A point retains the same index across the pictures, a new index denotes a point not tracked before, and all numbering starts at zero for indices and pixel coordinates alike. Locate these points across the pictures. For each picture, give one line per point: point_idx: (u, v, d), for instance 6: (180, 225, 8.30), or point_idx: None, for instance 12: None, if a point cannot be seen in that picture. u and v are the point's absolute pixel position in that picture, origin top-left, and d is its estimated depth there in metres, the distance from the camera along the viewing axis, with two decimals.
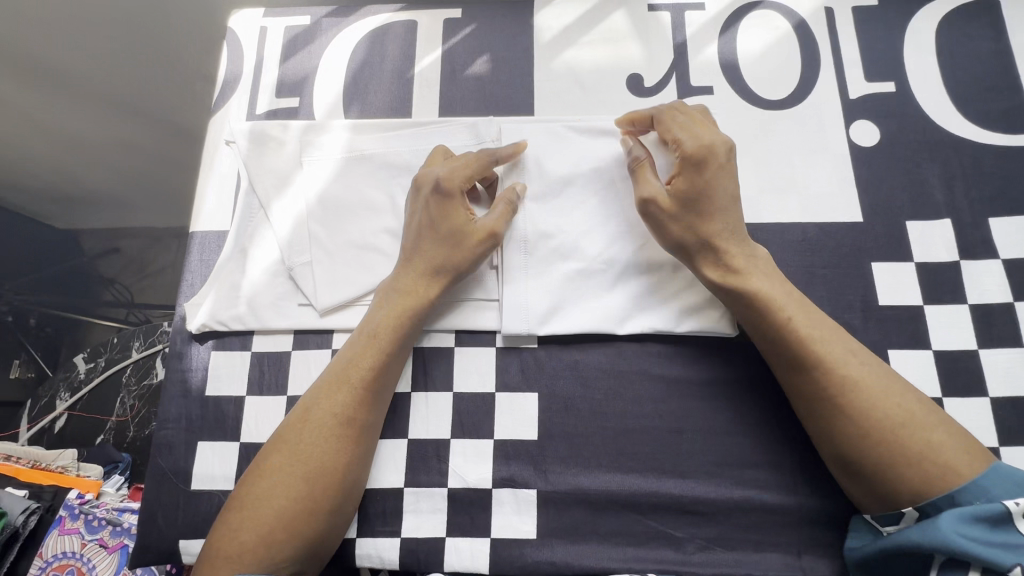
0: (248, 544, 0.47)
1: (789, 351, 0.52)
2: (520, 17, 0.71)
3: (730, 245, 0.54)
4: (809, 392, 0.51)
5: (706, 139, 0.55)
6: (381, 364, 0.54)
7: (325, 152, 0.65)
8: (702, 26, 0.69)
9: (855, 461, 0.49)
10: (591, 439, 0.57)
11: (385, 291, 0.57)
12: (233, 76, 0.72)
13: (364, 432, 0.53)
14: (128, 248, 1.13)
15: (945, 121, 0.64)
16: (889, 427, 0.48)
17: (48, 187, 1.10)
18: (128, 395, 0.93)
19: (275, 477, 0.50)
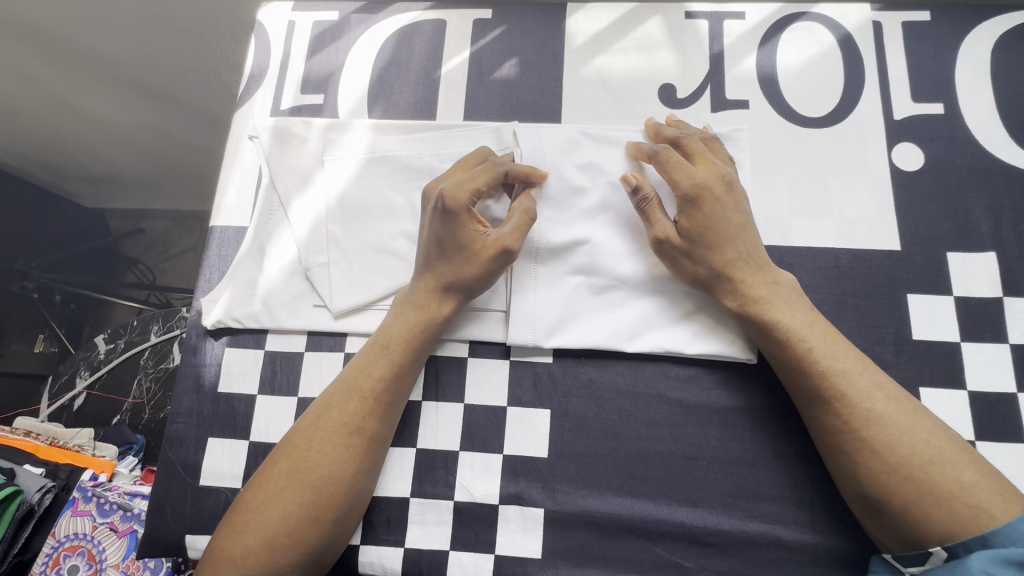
0: (254, 547, 0.47)
1: (812, 382, 0.50)
2: (552, 20, 0.69)
3: (745, 275, 0.53)
4: (829, 425, 0.49)
5: (697, 175, 0.54)
6: (394, 375, 0.54)
7: (347, 152, 0.64)
8: (740, 37, 0.67)
9: (879, 499, 0.46)
10: (602, 460, 0.56)
11: (400, 302, 0.57)
12: (259, 70, 0.71)
13: (374, 443, 0.52)
14: (153, 229, 1.19)
15: (996, 148, 0.61)
16: (916, 463, 0.46)
17: (77, 165, 1.12)
18: (145, 378, 0.94)
19: (282, 480, 0.50)
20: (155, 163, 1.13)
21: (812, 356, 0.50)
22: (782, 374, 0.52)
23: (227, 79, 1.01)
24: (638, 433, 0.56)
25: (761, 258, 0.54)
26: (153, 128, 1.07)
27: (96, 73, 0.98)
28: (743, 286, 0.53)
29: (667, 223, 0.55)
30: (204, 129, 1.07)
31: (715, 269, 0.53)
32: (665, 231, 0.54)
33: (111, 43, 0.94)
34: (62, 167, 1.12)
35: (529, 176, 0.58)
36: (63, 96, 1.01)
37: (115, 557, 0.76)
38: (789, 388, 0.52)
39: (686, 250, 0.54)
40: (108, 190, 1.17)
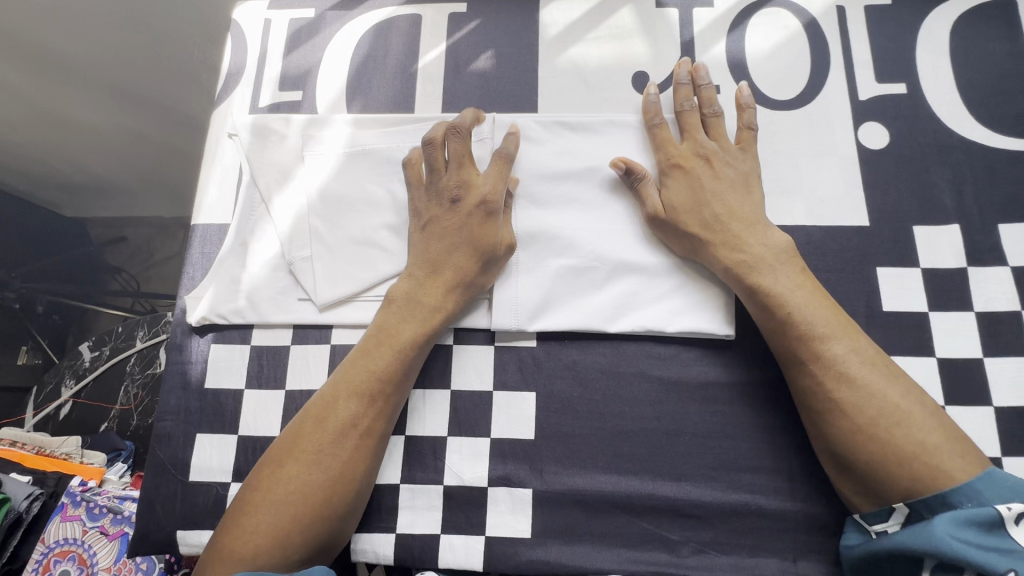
0: (265, 545, 0.47)
1: (790, 342, 0.52)
2: (526, 12, 0.70)
3: (723, 241, 0.55)
4: (805, 385, 0.51)
5: (675, 152, 0.58)
6: (406, 373, 0.55)
7: (326, 147, 0.65)
8: (710, 24, 0.68)
9: (847, 457, 0.49)
10: (588, 440, 0.57)
11: (408, 299, 0.56)
12: (237, 68, 0.71)
13: (380, 440, 0.54)
14: (134, 238, 1.21)
15: (957, 124, 0.63)
16: (883, 425, 0.47)
17: (60, 174, 1.11)
18: (132, 384, 0.94)
19: (277, 475, 0.50)
20: (138, 170, 1.14)
21: (790, 321, 0.52)
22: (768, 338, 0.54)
23: (207, 82, 1.01)
24: (621, 411, 0.57)
25: (744, 222, 0.55)
26: (134, 132, 1.07)
27: (78, 75, 0.96)
28: (727, 251, 0.54)
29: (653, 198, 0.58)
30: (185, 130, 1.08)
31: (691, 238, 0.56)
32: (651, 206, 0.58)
33: (91, 44, 0.93)
34: (42, 177, 1.10)
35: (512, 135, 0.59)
36: (40, 102, 0.98)
37: (106, 561, 0.75)
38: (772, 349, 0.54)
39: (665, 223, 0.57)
40: (90, 199, 1.18)
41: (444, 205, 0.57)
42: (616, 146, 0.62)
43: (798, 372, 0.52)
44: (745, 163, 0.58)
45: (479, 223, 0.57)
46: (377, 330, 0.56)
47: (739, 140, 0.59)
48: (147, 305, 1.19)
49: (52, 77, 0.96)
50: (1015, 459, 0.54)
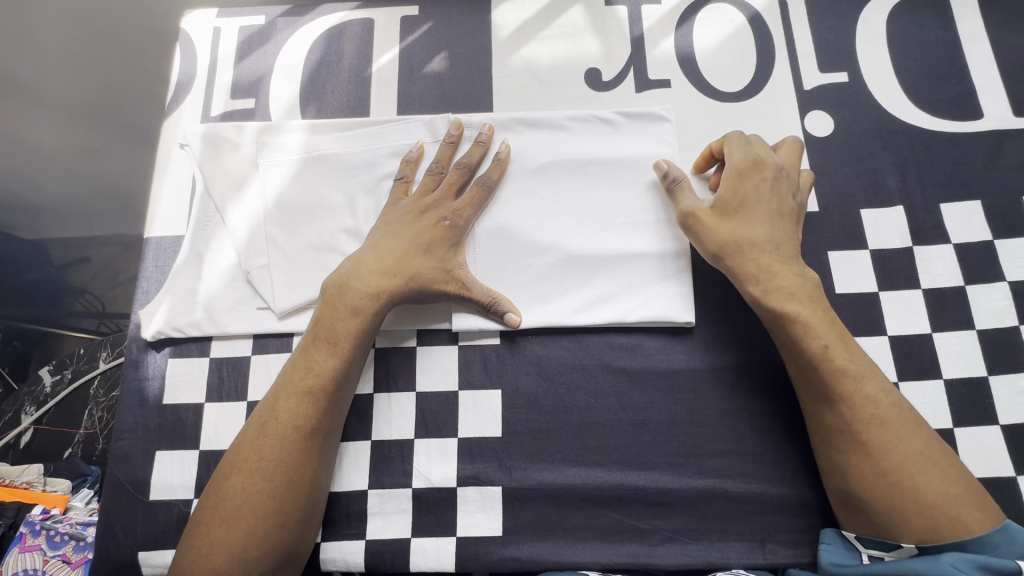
0: (221, 565, 0.47)
1: (821, 380, 0.50)
2: (478, 13, 0.71)
3: (746, 276, 0.54)
4: (832, 424, 0.50)
5: (743, 163, 0.56)
6: (343, 369, 0.54)
7: (282, 154, 0.64)
8: (658, 20, 0.70)
9: (863, 500, 0.48)
10: (556, 435, 0.57)
11: (344, 295, 0.55)
12: (186, 77, 0.70)
13: (327, 438, 0.53)
14: (99, 257, 1.06)
15: (897, 109, 0.65)
16: (908, 470, 0.47)
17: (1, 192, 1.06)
18: (98, 407, 0.92)
19: (225, 493, 0.50)
20: (79, 187, 1.07)
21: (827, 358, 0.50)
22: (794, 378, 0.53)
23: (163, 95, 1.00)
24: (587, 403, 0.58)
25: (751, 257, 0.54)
26: (85, 147, 1.06)
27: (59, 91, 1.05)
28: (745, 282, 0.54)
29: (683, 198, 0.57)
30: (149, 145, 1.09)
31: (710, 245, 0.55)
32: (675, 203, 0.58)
33: (82, 64, 1.05)
34: None
35: (504, 153, 0.61)
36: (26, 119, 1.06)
37: None
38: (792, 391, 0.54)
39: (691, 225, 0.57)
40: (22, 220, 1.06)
41: (416, 209, 0.59)
42: (571, 142, 0.63)
43: (823, 402, 0.51)
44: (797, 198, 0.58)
45: (433, 233, 0.57)
46: (314, 328, 0.55)
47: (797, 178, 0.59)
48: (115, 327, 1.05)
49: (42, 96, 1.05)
50: (965, 428, 0.56)
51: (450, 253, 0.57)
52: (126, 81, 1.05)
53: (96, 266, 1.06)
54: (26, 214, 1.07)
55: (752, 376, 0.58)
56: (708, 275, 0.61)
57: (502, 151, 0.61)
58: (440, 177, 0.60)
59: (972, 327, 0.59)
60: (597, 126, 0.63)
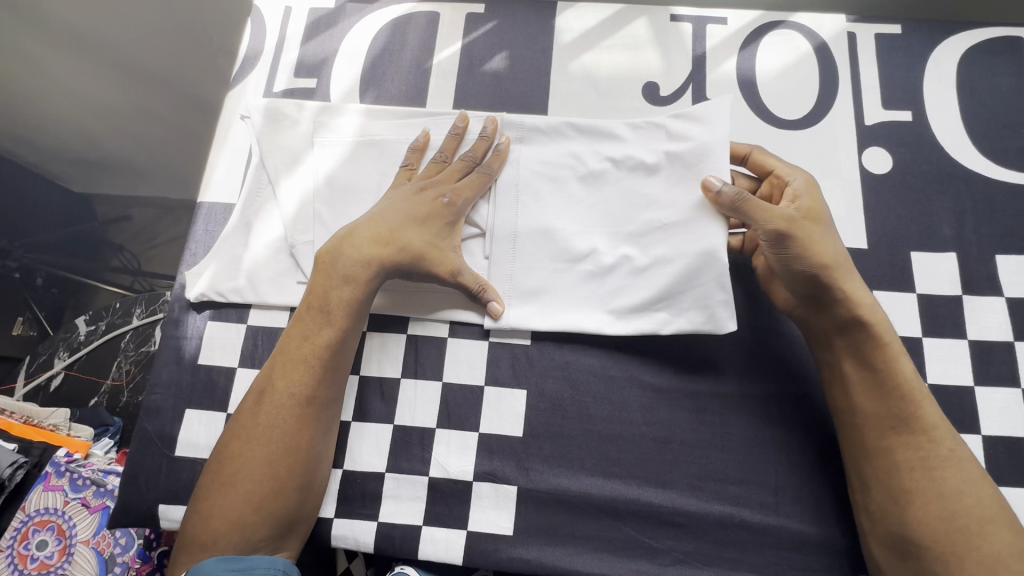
0: (221, 529, 0.50)
1: (902, 408, 0.50)
2: (543, 17, 0.71)
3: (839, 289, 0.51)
4: (906, 458, 0.49)
5: (801, 183, 0.57)
6: (337, 339, 0.54)
7: (337, 135, 0.66)
8: (723, 40, 0.69)
9: (923, 542, 0.47)
10: (575, 441, 0.57)
11: (335, 266, 0.56)
12: (254, 52, 0.72)
13: (324, 407, 0.54)
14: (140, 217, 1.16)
15: (959, 154, 0.64)
16: (977, 517, 0.47)
17: (63, 148, 1.13)
18: (126, 360, 1.02)
19: (227, 460, 0.52)
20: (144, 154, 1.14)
21: (909, 388, 0.50)
22: (863, 407, 0.51)
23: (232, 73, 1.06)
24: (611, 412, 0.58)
25: (841, 270, 0.52)
26: (145, 109, 1.12)
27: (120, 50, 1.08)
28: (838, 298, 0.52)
29: (764, 207, 0.53)
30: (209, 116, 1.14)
31: (810, 251, 0.52)
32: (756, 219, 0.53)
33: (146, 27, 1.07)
34: (46, 148, 1.13)
35: (505, 145, 0.62)
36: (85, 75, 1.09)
37: (85, 533, 0.73)
38: (848, 423, 0.52)
39: (786, 236, 0.52)
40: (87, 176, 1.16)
41: (416, 187, 0.59)
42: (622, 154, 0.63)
43: (899, 433, 0.49)
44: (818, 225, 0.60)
45: (428, 210, 0.58)
46: (312, 298, 0.56)
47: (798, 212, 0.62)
48: (147, 284, 1.14)
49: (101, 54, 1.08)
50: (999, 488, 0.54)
51: (444, 232, 0.58)
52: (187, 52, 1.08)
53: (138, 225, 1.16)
54: (90, 171, 1.15)
55: (780, 406, 0.57)
56: (745, 300, 0.61)
57: (502, 142, 0.62)
58: (442, 162, 0.62)
59: (1017, 385, 0.57)
60: (653, 133, 0.62)
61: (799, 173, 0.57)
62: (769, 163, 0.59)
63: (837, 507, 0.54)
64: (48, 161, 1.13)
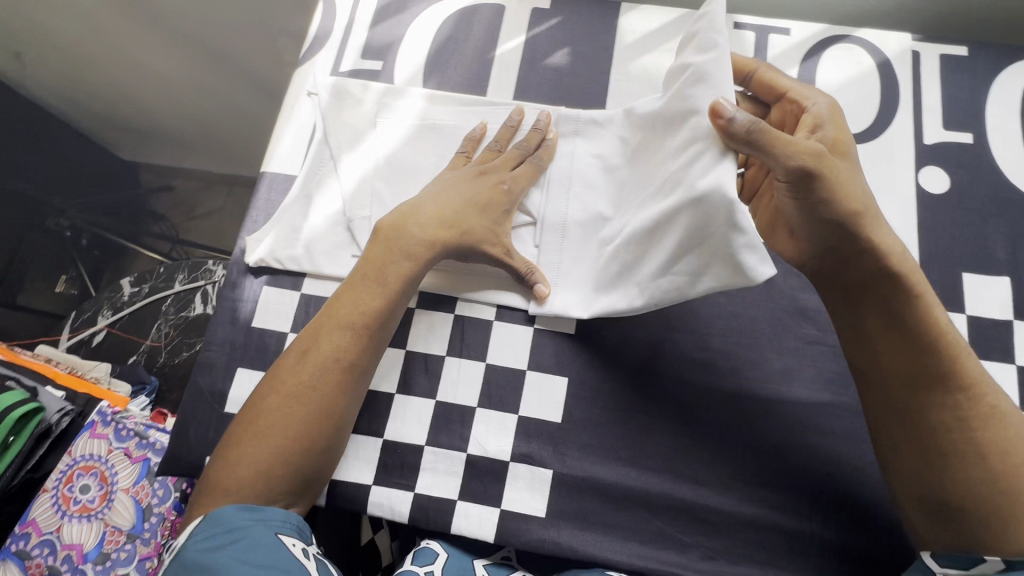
0: (248, 477, 0.50)
1: (940, 368, 0.48)
2: (606, 16, 0.73)
3: (870, 237, 0.47)
4: (940, 420, 0.48)
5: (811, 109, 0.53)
6: (387, 311, 0.56)
7: (399, 117, 0.68)
8: (785, 50, 0.70)
9: (960, 502, 0.46)
10: (612, 431, 0.58)
11: (394, 240, 0.58)
12: (324, 33, 0.74)
13: (362, 375, 0.56)
14: (180, 190, 1.51)
15: (1019, 180, 0.63)
16: (1019, 475, 0.45)
17: (163, 129, 1.40)
18: (165, 323, 1.11)
19: (262, 412, 0.53)
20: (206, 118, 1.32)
21: (953, 345, 0.48)
22: (893, 366, 0.50)
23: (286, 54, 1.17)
24: (650, 406, 0.58)
25: (869, 215, 0.48)
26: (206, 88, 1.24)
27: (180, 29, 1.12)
28: (869, 247, 0.48)
29: (789, 143, 0.45)
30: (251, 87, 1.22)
31: (840, 192, 0.46)
32: (782, 157, 0.45)
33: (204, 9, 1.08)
34: (157, 132, 1.42)
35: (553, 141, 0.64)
36: (152, 51, 1.17)
37: (126, 481, 0.75)
38: (881, 386, 0.51)
39: (811, 175, 0.45)
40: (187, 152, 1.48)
41: (476, 170, 0.61)
42: None
43: (933, 393, 0.48)
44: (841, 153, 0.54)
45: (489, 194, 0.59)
46: (365, 267, 0.57)
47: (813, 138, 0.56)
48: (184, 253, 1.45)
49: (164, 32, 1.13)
50: None
51: (501, 219, 0.59)
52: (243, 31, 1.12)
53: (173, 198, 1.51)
54: (179, 146, 1.45)
55: (819, 415, 0.57)
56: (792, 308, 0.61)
57: (551, 138, 0.64)
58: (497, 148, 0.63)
59: None
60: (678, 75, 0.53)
61: (819, 97, 0.53)
62: (779, 84, 0.56)
63: (864, 515, 0.54)
64: (158, 138, 1.43)
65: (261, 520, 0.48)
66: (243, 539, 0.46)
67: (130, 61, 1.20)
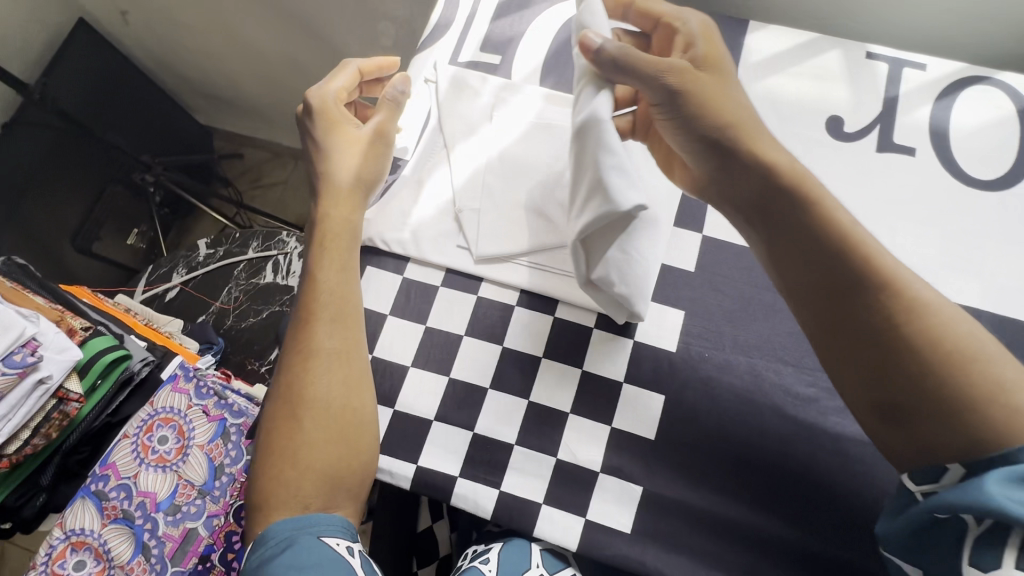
0: (291, 488, 0.52)
1: (855, 273, 0.48)
2: (734, 32, 0.71)
3: (750, 147, 0.51)
4: (869, 326, 0.47)
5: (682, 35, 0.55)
6: (343, 290, 0.58)
7: (515, 113, 0.68)
8: (919, 85, 0.67)
9: (907, 410, 0.46)
10: (706, 456, 0.57)
11: (322, 231, 0.60)
12: (445, 22, 0.75)
13: (356, 351, 0.57)
14: (250, 158, 1.61)
15: None
16: (960, 360, 0.44)
17: (251, 101, 1.44)
18: (235, 287, 1.14)
19: (279, 426, 0.55)
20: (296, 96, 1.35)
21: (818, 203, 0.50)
22: (813, 278, 0.50)
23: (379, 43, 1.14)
24: (747, 435, 0.57)
25: (747, 127, 0.52)
26: (298, 66, 1.25)
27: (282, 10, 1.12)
28: (754, 157, 0.51)
29: (653, 64, 0.50)
30: (334, 64, 1.21)
31: (714, 108, 0.51)
32: (643, 73, 0.50)
33: None
34: (243, 104, 1.46)
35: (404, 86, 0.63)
36: (255, 31, 1.20)
37: (202, 438, 0.79)
38: (804, 303, 0.51)
39: (680, 91, 0.51)
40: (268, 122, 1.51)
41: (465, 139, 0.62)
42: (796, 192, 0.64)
43: (850, 297, 0.48)
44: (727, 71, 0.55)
45: (372, 149, 0.62)
46: (315, 269, 0.59)
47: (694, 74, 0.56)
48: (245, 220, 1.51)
49: (268, 14, 1.14)
50: None
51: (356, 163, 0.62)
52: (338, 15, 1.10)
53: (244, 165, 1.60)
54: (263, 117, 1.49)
55: None
56: None
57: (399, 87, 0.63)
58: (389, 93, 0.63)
59: None
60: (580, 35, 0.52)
61: (690, 18, 0.56)
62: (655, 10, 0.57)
63: None
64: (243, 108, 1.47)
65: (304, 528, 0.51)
66: (291, 548, 0.49)
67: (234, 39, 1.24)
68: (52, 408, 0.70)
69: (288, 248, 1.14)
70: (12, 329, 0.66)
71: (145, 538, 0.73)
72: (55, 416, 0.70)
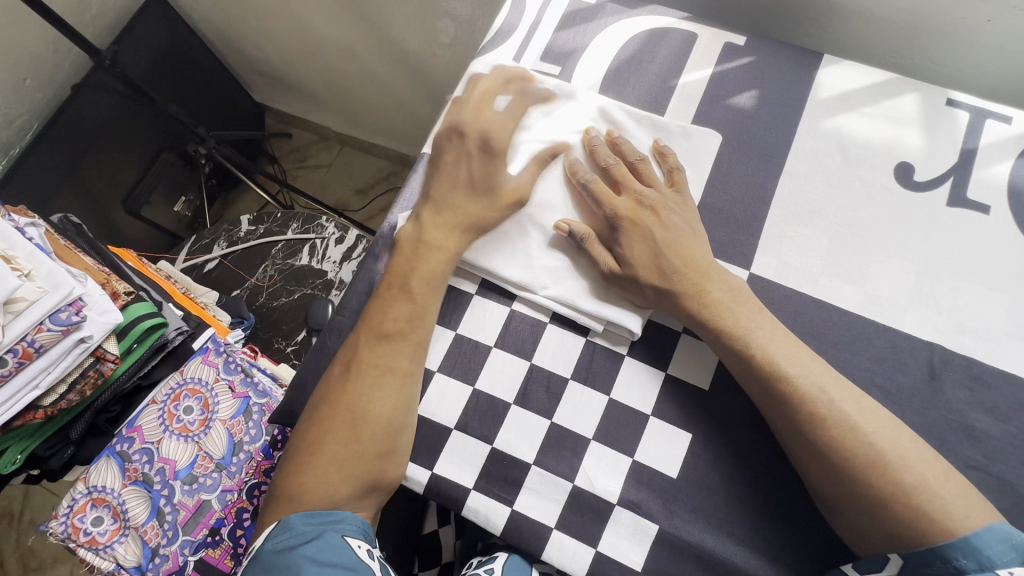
0: (325, 487, 0.55)
1: (796, 401, 0.50)
2: (806, 64, 0.68)
3: (694, 296, 0.55)
4: (821, 452, 0.49)
5: (617, 206, 0.59)
6: (409, 311, 0.59)
7: (564, 120, 0.66)
8: (1002, 139, 0.63)
9: (862, 525, 0.49)
10: (728, 503, 0.54)
11: (418, 250, 0.61)
12: (508, 28, 0.74)
13: (412, 375, 0.58)
14: (298, 138, 1.66)
15: None
16: (888, 489, 0.47)
17: (309, 88, 1.48)
18: (271, 266, 1.16)
19: (325, 427, 0.56)
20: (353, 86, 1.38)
21: (710, 309, 0.55)
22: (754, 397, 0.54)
23: (434, 44, 1.14)
24: (773, 487, 0.54)
25: (693, 279, 0.56)
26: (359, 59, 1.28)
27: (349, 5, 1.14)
28: (695, 301, 0.55)
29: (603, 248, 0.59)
30: (393, 58, 1.23)
31: (653, 280, 0.57)
32: (598, 256, 0.59)
33: None
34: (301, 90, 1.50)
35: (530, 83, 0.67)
36: (323, 24, 1.22)
37: (225, 413, 0.82)
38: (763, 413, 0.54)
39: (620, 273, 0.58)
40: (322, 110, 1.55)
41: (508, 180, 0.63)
42: (852, 237, 0.61)
43: (798, 416, 0.50)
44: (683, 208, 0.60)
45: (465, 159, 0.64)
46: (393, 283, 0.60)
47: (670, 183, 0.62)
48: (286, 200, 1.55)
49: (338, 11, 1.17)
50: None
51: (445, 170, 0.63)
52: (400, 12, 1.10)
53: (293, 145, 1.66)
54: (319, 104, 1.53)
55: None
56: (961, 425, 0.55)
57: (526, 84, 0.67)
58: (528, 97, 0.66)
59: None
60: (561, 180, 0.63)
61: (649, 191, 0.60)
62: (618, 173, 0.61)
63: None
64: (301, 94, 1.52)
65: (328, 524, 0.53)
66: (317, 540, 0.52)
67: (301, 29, 1.27)
68: (89, 366, 0.69)
69: (327, 233, 1.15)
70: (60, 289, 0.63)
71: (161, 503, 0.76)
72: (90, 374, 0.69)
